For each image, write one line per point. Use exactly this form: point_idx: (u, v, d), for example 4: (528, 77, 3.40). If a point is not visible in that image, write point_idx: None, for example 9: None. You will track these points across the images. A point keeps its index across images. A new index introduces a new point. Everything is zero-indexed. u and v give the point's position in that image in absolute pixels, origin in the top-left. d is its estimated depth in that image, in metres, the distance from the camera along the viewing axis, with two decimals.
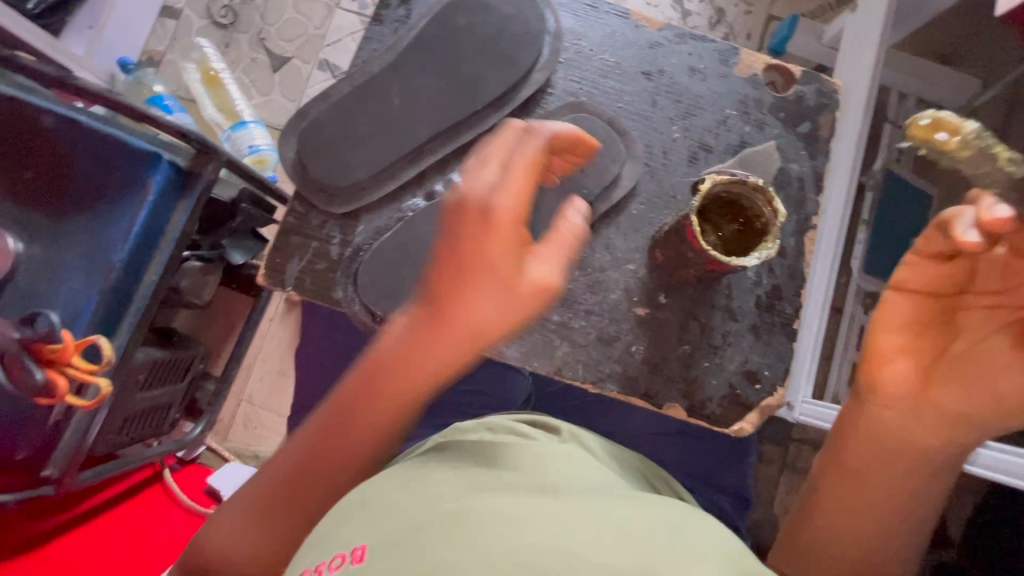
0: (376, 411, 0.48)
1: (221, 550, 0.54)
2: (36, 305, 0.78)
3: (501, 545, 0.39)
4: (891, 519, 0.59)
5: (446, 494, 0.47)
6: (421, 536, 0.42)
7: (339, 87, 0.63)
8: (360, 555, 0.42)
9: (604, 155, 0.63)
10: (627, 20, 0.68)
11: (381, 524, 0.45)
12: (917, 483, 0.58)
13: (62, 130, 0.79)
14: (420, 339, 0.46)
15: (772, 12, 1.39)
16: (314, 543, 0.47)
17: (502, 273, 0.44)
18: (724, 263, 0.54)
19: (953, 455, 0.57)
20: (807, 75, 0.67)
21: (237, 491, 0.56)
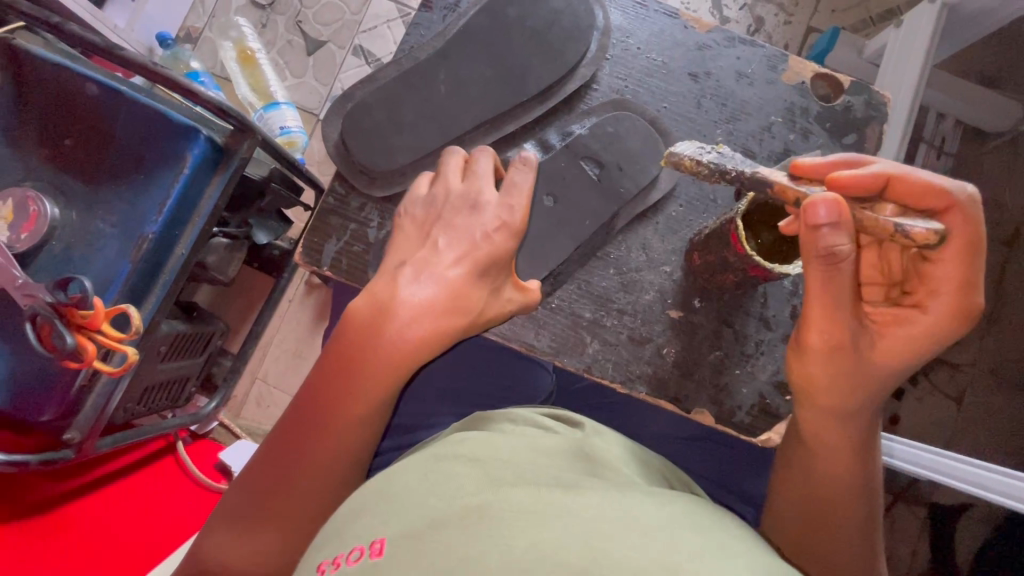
0: (375, 372, 0.57)
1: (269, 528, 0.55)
2: (69, 270, 0.79)
3: (522, 544, 0.37)
4: (843, 485, 0.59)
5: (464, 485, 0.45)
6: (440, 532, 0.40)
7: (386, 72, 0.68)
8: (378, 549, 0.41)
9: (643, 154, 0.67)
10: (677, 20, 0.72)
11: (398, 517, 0.43)
12: (854, 447, 0.59)
13: (106, 100, 0.81)
14: (448, 310, 0.58)
15: (812, 23, 1.37)
16: (331, 536, 0.46)
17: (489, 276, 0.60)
18: (767, 270, 0.55)
19: (860, 421, 0.58)
20: (857, 86, 0.70)
21: (268, 456, 0.59)
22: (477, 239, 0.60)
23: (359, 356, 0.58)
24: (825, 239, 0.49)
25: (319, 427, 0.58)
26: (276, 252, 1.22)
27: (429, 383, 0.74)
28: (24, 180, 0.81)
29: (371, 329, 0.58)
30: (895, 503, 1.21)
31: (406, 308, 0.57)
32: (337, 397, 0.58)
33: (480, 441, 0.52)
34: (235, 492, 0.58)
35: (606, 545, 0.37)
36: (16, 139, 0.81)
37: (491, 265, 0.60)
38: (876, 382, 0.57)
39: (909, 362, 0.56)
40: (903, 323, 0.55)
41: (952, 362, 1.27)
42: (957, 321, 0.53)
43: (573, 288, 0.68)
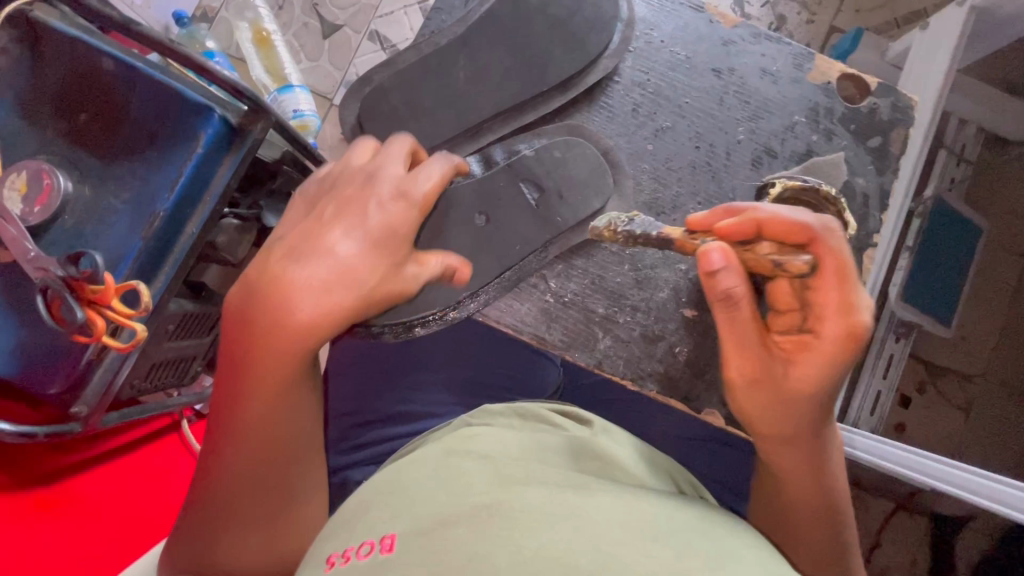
0: (267, 365, 0.54)
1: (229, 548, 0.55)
2: (80, 246, 0.79)
3: (533, 542, 0.38)
4: (807, 499, 0.57)
5: (475, 485, 0.45)
6: (452, 529, 0.40)
7: (404, 56, 0.71)
8: (389, 545, 0.41)
9: (590, 182, 0.66)
10: (702, 13, 0.71)
11: (409, 513, 0.44)
12: (809, 462, 0.56)
13: (121, 74, 0.81)
14: (352, 290, 0.55)
15: (835, 24, 1.35)
16: (341, 527, 0.46)
17: (392, 253, 0.57)
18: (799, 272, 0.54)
19: (806, 441, 0.55)
20: (884, 88, 0.69)
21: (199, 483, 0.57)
22: (369, 218, 0.57)
23: (253, 349, 0.54)
24: (719, 286, 0.51)
25: (233, 432, 0.55)
26: None
27: (433, 372, 0.73)
28: (38, 153, 0.81)
29: (259, 320, 0.54)
30: (898, 512, 1.20)
31: (299, 293, 0.53)
32: (239, 393, 0.56)
33: (489, 438, 0.53)
34: (191, 511, 0.58)
35: (611, 548, 0.37)
36: (32, 112, 0.81)
37: (389, 242, 0.57)
38: (803, 408, 0.53)
39: (828, 384, 0.53)
40: (815, 355, 0.52)
41: (962, 373, 1.26)
42: (852, 345, 0.51)
43: (587, 284, 0.68)
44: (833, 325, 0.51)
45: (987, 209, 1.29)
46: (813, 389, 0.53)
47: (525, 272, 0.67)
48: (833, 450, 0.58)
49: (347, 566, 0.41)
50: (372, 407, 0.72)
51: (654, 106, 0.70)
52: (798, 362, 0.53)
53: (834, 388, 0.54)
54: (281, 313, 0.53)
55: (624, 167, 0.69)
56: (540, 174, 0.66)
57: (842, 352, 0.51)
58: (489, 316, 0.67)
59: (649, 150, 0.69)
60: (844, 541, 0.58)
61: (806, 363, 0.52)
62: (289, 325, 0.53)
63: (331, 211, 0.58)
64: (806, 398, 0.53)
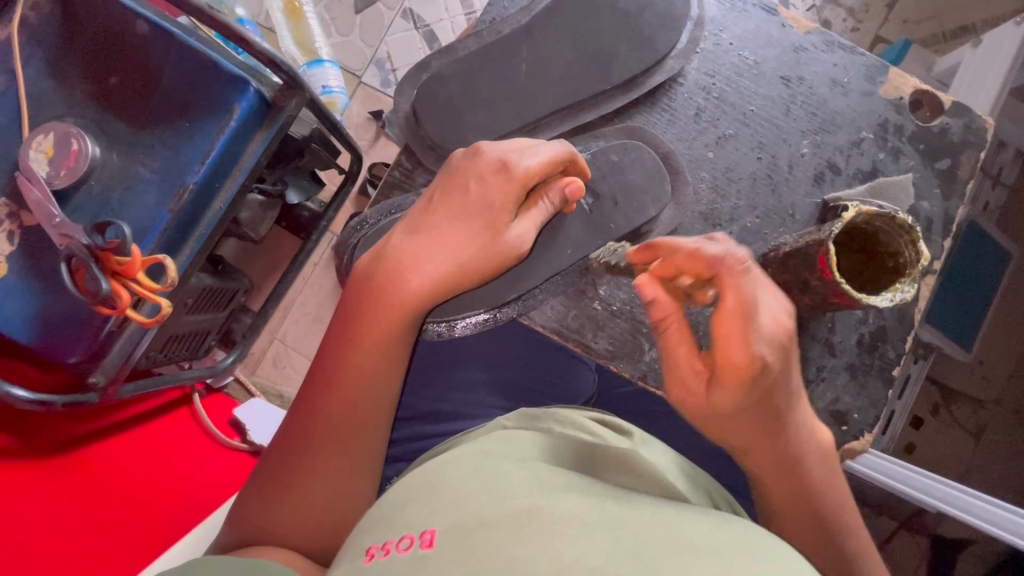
0: (375, 320, 0.54)
1: (291, 512, 0.55)
2: (107, 213, 0.78)
3: (571, 550, 0.37)
4: (805, 503, 0.52)
5: (515, 487, 0.44)
6: (491, 531, 0.39)
7: (463, 44, 0.68)
8: (428, 540, 0.40)
9: (645, 189, 0.65)
10: (774, 18, 0.70)
11: (449, 510, 0.43)
12: (788, 471, 0.52)
13: (157, 39, 0.78)
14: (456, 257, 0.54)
15: (881, 33, 1.30)
16: (378, 522, 0.45)
17: (497, 216, 0.56)
18: (854, 298, 0.52)
19: (789, 455, 0.51)
20: (958, 108, 0.67)
21: (279, 440, 0.57)
22: (471, 192, 0.56)
23: (364, 311, 0.55)
24: (657, 311, 0.49)
25: (331, 386, 0.55)
26: (306, 214, 1.20)
27: (474, 369, 0.73)
28: (65, 115, 0.78)
29: (373, 283, 0.54)
30: (899, 532, 1.18)
31: (413, 259, 0.54)
32: (340, 349, 0.56)
33: (529, 443, 0.52)
34: (261, 464, 0.57)
35: (667, 561, 0.36)
36: (61, 72, 0.78)
37: (487, 208, 0.56)
38: (735, 425, 0.49)
39: (751, 404, 0.47)
40: (726, 395, 0.47)
41: (976, 399, 1.24)
42: (755, 374, 0.45)
43: (637, 293, 0.67)
44: (740, 358, 0.45)
45: (1019, 234, 1.25)
46: (739, 409, 0.48)
47: (572, 278, 0.66)
48: (809, 450, 0.52)
49: (387, 558, 0.40)
50: (411, 398, 0.74)
51: (718, 112, 0.68)
52: (715, 385, 0.48)
53: (766, 402, 0.48)
54: (395, 283, 0.54)
55: (684, 172, 0.67)
56: (596, 179, 0.65)
57: (748, 380, 0.46)
58: (530, 321, 0.66)
59: (710, 158, 0.68)
60: (839, 535, 0.53)
61: (721, 388, 0.47)
62: (402, 297, 0.54)
63: (452, 178, 0.57)
64: (735, 415, 0.48)
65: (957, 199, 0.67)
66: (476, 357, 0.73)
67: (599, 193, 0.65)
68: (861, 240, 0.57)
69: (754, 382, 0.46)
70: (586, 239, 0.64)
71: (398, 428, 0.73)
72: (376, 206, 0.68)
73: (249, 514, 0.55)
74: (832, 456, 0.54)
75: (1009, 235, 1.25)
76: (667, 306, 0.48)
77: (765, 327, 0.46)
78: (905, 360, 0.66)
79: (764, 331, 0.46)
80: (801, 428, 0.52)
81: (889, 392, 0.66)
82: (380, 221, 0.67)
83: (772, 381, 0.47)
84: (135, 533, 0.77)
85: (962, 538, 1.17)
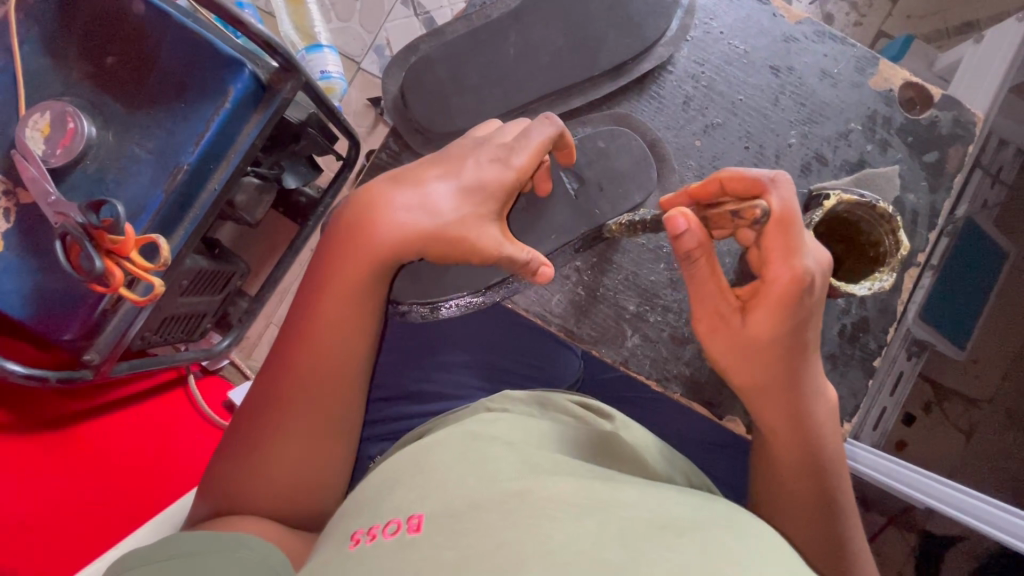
0: (347, 277, 0.55)
1: (261, 478, 0.54)
2: (101, 193, 0.78)
3: (545, 532, 0.37)
4: (807, 462, 0.53)
5: (503, 470, 0.45)
6: (481, 513, 0.40)
7: (453, 28, 0.68)
8: (416, 524, 0.41)
9: (631, 176, 0.65)
10: (765, 8, 0.70)
11: (438, 494, 0.43)
12: (801, 422, 0.53)
13: (152, 19, 0.78)
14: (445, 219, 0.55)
15: (883, 28, 1.29)
16: (366, 505, 0.46)
17: (488, 200, 0.56)
18: (833, 287, 0.53)
19: (808, 400, 0.52)
20: (948, 101, 0.67)
21: (253, 397, 0.58)
22: (465, 170, 0.56)
23: (337, 262, 0.55)
24: (685, 245, 0.50)
25: (303, 345, 0.56)
26: (303, 199, 1.20)
27: (455, 352, 0.73)
28: (60, 94, 0.78)
29: (350, 240, 0.55)
30: (886, 527, 1.19)
31: (393, 221, 0.54)
32: (314, 306, 0.56)
33: (512, 423, 0.53)
34: (234, 430, 0.58)
35: (643, 541, 0.37)
36: (57, 50, 0.79)
37: (480, 190, 0.55)
38: (766, 354, 0.50)
39: (791, 331, 0.49)
40: (772, 309, 0.48)
41: (970, 397, 1.25)
42: (803, 291, 0.47)
43: (621, 281, 0.67)
44: (783, 273, 0.47)
45: (1015, 234, 1.25)
46: (773, 339, 0.49)
47: (556, 263, 0.67)
48: (822, 405, 0.54)
49: (372, 544, 0.41)
50: (398, 380, 0.74)
51: (706, 100, 0.68)
52: (753, 310, 0.50)
53: (799, 336, 0.50)
54: (366, 229, 0.54)
55: (669, 161, 0.67)
56: (580, 166, 0.65)
57: (790, 300, 0.48)
58: (513, 305, 0.67)
59: (697, 146, 0.68)
60: (835, 500, 0.53)
61: (758, 310, 0.49)
62: (373, 245, 0.54)
63: (445, 160, 0.57)
64: (766, 344, 0.50)
65: (946, 192, 0.66)
66: (461, 341, 0.73)
67: (582, 179, 0.65)
68: (845, 230, 0.57)
69: (800, 299, 0.48)
70: (571, 225, 0.65)
71: (372, 408, 0.73)
72: None
73: (221, 477, 0.55)
74: (836, 413, 0.55)
75: (1005, 234, 1.25)
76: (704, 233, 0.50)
77: (812, 248, 0.48)
78: (885, 350, 0.67)
79: (809, 251, 0.48)
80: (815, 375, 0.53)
81: (869, 382, 0.66)
82: None
83: (807, 311, 0.49)
84: (123, 505, 0.79)
85: (950, 535, 1.17)
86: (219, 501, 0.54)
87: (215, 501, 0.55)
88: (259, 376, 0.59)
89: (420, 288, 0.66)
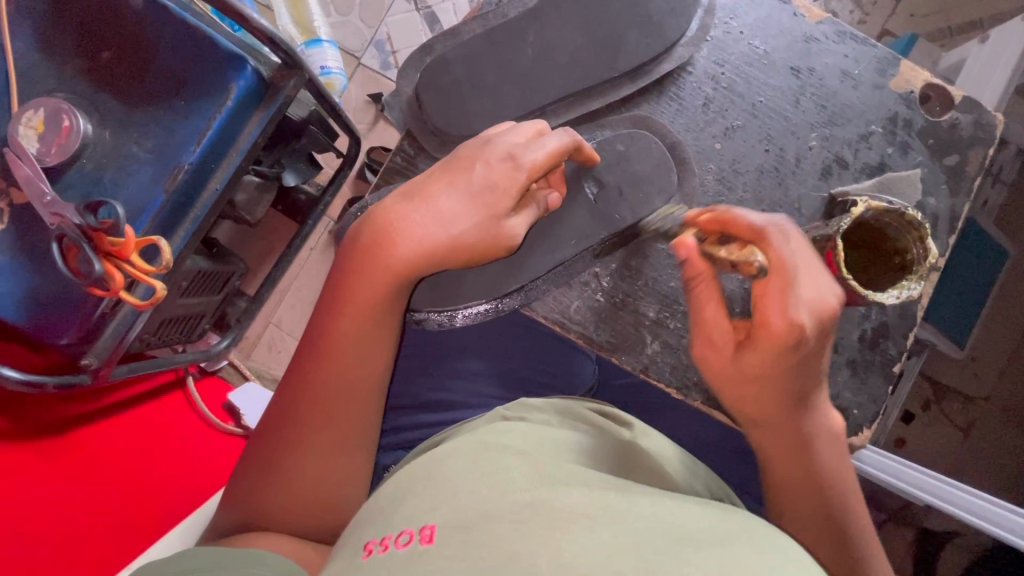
0: (367, 291, 0.54)
1: (282, 495, 0.54)
2: (99, 192, 0.76)
3: (573, 546, 0.36)
4: (808, 488, 0.53)
5: (517, 480, 0.43)
6: (492, 525, 0.39)
7: (469, 27, 0.67)
8: (428, 536, 0.39)
9: (652, 180, 0.64)
10: (786, 8, 0.69)
11: (451, 504, 0.42)
12: (797, 455, 0.53)
13: (151, 13, 0.76)
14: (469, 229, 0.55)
15: (888, 27, 1.28)
16: (377, 516, 0.45)
17: (500, 202, 0.55)
18: (861, 296, 0.53)
19: (805, 433, 0.52)
20: (968, 103, 0.66)
21: (267, 414, 0.57)
22: (473, 174, 0.55)
23: (353, 279, 0.55)
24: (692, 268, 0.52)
25: (322, 360, 0.55)
26: (303, 197, 1.18)
27: (476, 360, 0.72)
28: (55, 90, 0.76)
29: (369, 253, 0.54)
30: (887, 524, 1.20)
31: (412, 232, 0.54)
32: (332, 320, 0.55)
33: (525, 433, 0.51)
34: (251, 447, 0.57)
35: (675, 552, 0.36)
36: (51, 45, 0.76)
37: (489, 191, 0.55)
38: (759, 392, 0.50)
39: (782, 372, 0.49)
40: (762, 353, 0.48)
41: (968, 396, 1.25)
42: (792, 344, 0.47)
43: (641, 287, 0.66)
44: (774, 322, 0.47)
45: (1018, 233, 1.25)
46: (762, 376, 0.50)
47: (575, 267, 0.66)
48: (821, 433, 0.53)
49: (386, 555, 0.39)
50: (411, 386, 0.73)
51: (726, 103, 0.68)
52: (746, 349, 0.50)
53: (792, 377, 0.49)
54: (384, 246, 0.54)
55: (689, 164, 0.67)
56: (600, 169, 0.64)
57: (784, 349, 0.47)
58: (532, 311, 0.66)
59: (717, 149, 0.67)
60: (849, 516, 0.53)
61: (750, 351, 0.49)
62: (388, 260, 0.54)
63: (452, 165, 0.56)
64: (756, 380, 0.50)
65: (967, 196, 0.66)
66: (476, 346, 0.72)
67: (598, 182, 0.64)
68: (868, 234, 0.58)
69: (791, 346, 0.47)
70: (589, 228, 0.64)
71: (396, 416, 0.73)
72: (376, 193, 0.67)
73: (240, 494, 0.55)
74: (841, 438, 0.54)
75: (1007, 234, 1.25)
76: (701, 263, 0.52)
77: (807, 296, 0.47)
78: (906, 356, 0.67)
79: (807, 302, 0.47)
80: (813, 406, 0.52)
81: (889, 388, 0.66)
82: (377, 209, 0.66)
83: (803, 358, 0.49)
84: (125, 517, 0.77)
85: (947, 530, 1.17)
86: (241, 519, 0.54)
87: (236, 520, 0.54)
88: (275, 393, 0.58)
89: (436, 295, 0.64)
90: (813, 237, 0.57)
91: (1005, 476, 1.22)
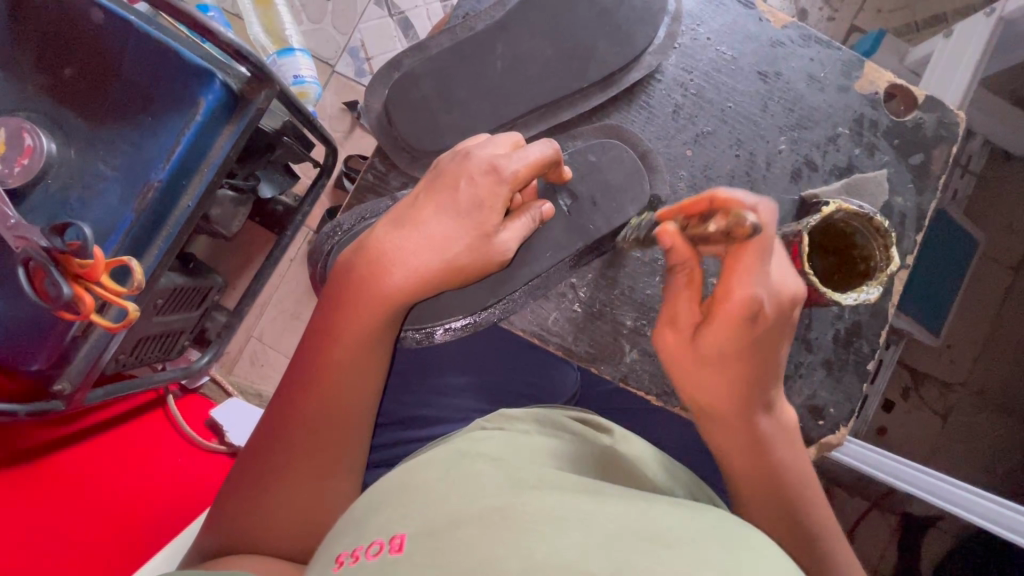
0: (360, 316, 0.54)
1: (268, 518, 0.53)
2: (64, 212, 0.74)
3: (543, 548, 0.35)
4: (769, 479, 0.54)
5: (486, 486, 0.42)
6: (459, 532, 0.38)
7: (437, 41, 0.66)
8: (398, 544, 0.38)
9: (625, 188, 0.64)
10: (752, 13, 0.70)
11: (420, 512, 0.41)
12: (759, 448, 0.54)
13: (112, 29, 0.74)
14: (459, 248, 0.55)
15: (855, 23, 1.30)
16: (349, 527, 0.44)
17: (489, 220, 0.55)
18: (823, 294, 0.55)
19: (761, 422, 0.54)
20: (931, 103, 0.68)
21: (257, 432, 0.56)
22: (459, 192, 0.55)
23: (346, 302, 0.54)
24: (677, 255, 0.51)
25: (314, 384, 0.54)
26: (280, 208, 1.17)
27: (458, 374, 0.72)
28: (16, 110, 0.74)
29: (360, 274, 0.54)
30: (871, 510, 1.21)
31: (399, 253, 0.54)
32: (324, 344, 0.55)
33: (501, 441, 0.51)
34: (239, 465, 0.56)
35: (646, 547, 0.36)
36: (12, 65, 0.74)
37: (477, 207, 0.55)
38: (727, 371, 0.52)
39: (742, 349, 0.51)
40: (729, 338, 0.50)
41: (943, 381, 1.28)
42: (750, 318, 0.49)
43: (618, 296, 0.67)
44: (736, 297, 0.48)
45: (986, 223, 1.29)
46: (722, 356, 0.51)
47: (553, 277, 0.66)
48: (774, 432, 0.55)
49: (355, 566, 0.38)
50: (392, 401, 0.73)
51: (697, 108, 0.68)
52: (704, 328, 0.51)
53: (754, 353, 0.51)
54: (378, 275, 0.54)
55: (661, 170, 0.67)
56: (573, 180, 0.64)
57: (740, 323, 0.49)
58: (509, 324, 0.66)
59: (688, 156, 0.68)
60: (811, 530, 0.54)
61: (710, 330, 0.51)
62: (383, 288, 0.54)
63: (435, 184, 0.56)
64: (715, 364, 0.52)
65: (933, 192, 0.67)
66: (457, 361, 0.72)
67: (569, 192, 0.64)
68: (838, 240, 0.59)
69: (749, 320, 0.49)
70: (563, 239, 0.64)
71: (380, 432, 0.72)
72: (349, 210, 0.67)
73: (229, 514, 0.53)
74: (795, 432, 0.56)
75: (976, 223, 1.28)
76: (686, 249, 0.50)
77: (773, 278, 0.49)
78: (879, 353, 0.68)
79: (769, 281, 0.49)
80: (770, 396, 0.54)
81: (864, 385, 0.68)
82: (351, 227, 0.65)
83: (761, 334, 0.50)
84: (101, 544, 0.75)
85: (930, 514, 1.19)
86: (222, 542, 0.52)
87: (216, 543, 0.53)
88: (264, 413, 0.57)
89: (413, 312, 0.65)
90: (781, 233, 0.58)
91: (982, 458, 1.25)
